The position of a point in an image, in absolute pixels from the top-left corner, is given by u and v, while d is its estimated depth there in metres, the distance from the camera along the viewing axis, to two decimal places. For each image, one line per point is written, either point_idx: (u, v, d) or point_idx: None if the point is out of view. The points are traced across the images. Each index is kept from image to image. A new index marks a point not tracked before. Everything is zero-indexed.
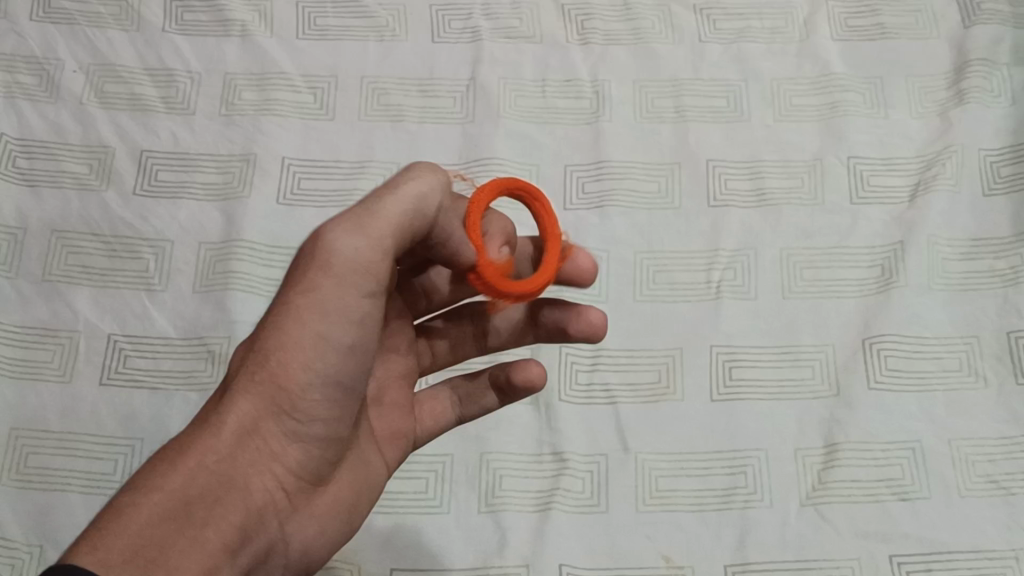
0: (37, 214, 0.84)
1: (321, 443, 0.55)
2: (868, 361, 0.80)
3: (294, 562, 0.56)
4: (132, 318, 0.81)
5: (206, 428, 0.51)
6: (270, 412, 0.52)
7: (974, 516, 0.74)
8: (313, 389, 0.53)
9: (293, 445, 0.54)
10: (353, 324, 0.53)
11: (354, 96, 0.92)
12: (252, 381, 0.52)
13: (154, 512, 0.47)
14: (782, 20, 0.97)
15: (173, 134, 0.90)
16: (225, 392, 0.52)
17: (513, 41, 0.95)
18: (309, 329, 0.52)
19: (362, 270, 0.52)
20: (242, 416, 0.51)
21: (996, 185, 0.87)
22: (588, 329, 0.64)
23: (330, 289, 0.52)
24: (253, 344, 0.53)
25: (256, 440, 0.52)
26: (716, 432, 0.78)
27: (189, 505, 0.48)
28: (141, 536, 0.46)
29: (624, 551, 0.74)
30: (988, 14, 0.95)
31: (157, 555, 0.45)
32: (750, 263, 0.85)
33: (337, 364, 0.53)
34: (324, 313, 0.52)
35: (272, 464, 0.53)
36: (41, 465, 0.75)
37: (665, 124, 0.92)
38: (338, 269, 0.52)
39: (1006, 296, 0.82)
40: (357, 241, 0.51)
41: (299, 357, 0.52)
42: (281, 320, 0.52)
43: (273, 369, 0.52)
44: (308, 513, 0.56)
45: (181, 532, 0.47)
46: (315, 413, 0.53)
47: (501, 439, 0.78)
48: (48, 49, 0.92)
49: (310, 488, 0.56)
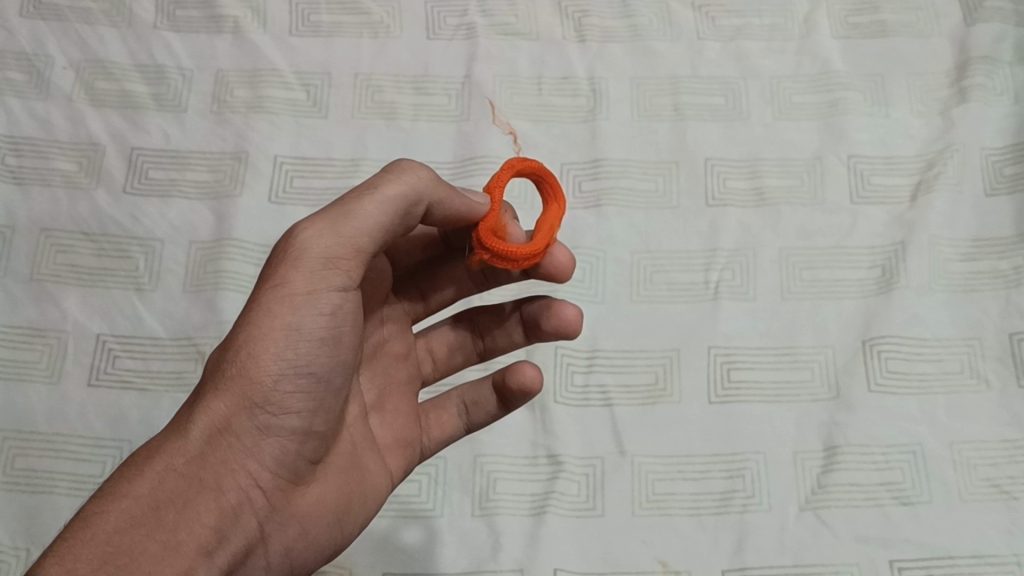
0: (25, 213, 0.83)
1: (300, 440, 0.53)
2: (867, 363, 0.79)
3: (278, 562, 0.55)
4: (122, 318, 0.80)
5: (178, 428, 0.50)
6: (242, 408, 0.51)
7: (975, 521, 0.73)
8: (286, 381, 0.51)
9: (270, 442, 0.52)
10: (323, 315, 0.52)
11: (348, 93, 0.91)
12: (222, 378, 0.51)
13: (122, 519, 0.47)
14: (781, 16, 0.96)
15: (164, 132, 0.89)
16: (198, 391, 0.52)
17: (509, 38, 0.94)
18: (280, 322, 0.51)
19: (333, 265, 0.52)
20: (213, 415, 0.50)
21: (999, 185, 0.86)
22: (560, 326, 0.64)
23: (301, 283, 0.51)
24: (227, 342, 0.52)
25: (228, 438, 0.51)
26: (714, 435, 0.77)
27: (159, 509, 0.48)
28: (109, 543, 0.45)
29: (619, 556, 0.73)
30: (991, 12, 0.93)
31: (126, 562, 0.45)
32: (748, 264, 0.84)
33: (310, 355, 0.52)
34: (294, 306, 0.51)
35: (249, 463, 0.52)
36: (28, 466, 0.74)
37: (663, 122, 0.91)
38: (310, 263, 0.51)
39: (1008, 297, 0.81)
40: (324, 235, 0.51)
41: (270, 351, 0.51)
42: (251, 314, 0.51)
43: (242, 364, 0.50)
44: (291, 512, 0.54)
45: (150, 537, 0.47)
46: (289, 407, 0.52)
47: (496, 442, 0.77)
48: (38, 47, 0.91)
49: (293, 487, 0.54)
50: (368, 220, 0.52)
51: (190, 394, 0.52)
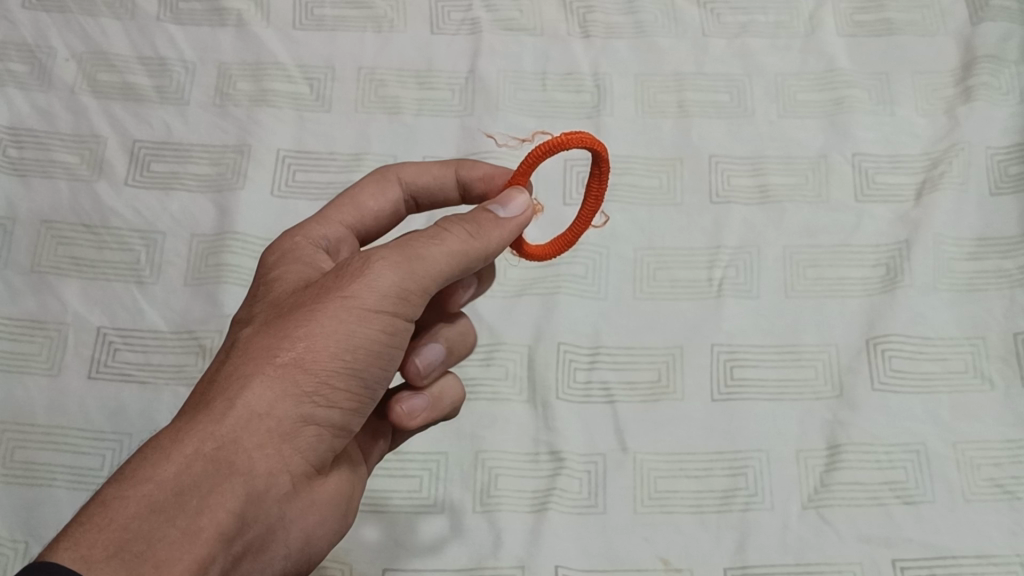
0: (26, 205, 0.83)
1: (335, 437, 0.52)
2: (872, 362, 0.78)
3: (284, 549, 0.53)
4: (123, 311, 0.79)
5: (212, 409, 0.47)
6: (287, 399, 0.48)
7: (979, 521, 0.73)
8: (337, 379, 0.49)
9: (308, 439, 0.50)
10: (385, 332, 0.50)
11: (352, 87, 0.91)
12: (272, 365, 0.48)
13: (143, 504, 0.44)
14: (786, 14, 0.96)
15: (166, 124, 0.88)
16: (237, 370, 0.48)
17: (513, 33, 0.94)
18: (342, 329, 0.49)
19: (404, 295, 0.50)
20: (257, 401, 0.48)
21: (1004, 184, 0.86)
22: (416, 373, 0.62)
23: (371, 299, 0.49)
24: (274, 332, 0.49)
25: (267, 424, 0.48)
26: (717, 433, 0.77)
27: (181, 495, 0.45)
28: (127, 529, 0.43)
29: (620, 553, 0.73)
30: (997, 11, 0.93)
31: (143, 548, 0.43)
32: (752, 262, 0.84)
33: (364, 364, 0.50)
34: (361, 318, 0.49)
35: (284, 452, 0.49)
36: (27, 459, 0.73)
37: (667, 118, 0.91)
38: (384, 284, 0.50)
39: (1012, 297, 0.80)
40: (398, 264, 0.50)
41: (331, 349, 0.49)
42: (313, 316, 0.49)
43: (299, 357, 0.48)
44: (309, 499, 0.53)
45: (172, 523, 0.44)
46: (336, 402, 0.50)
47: (497, 438, 0.76)
48: (40, 38, 0.91)
49: (313, 479, 0.53)
50: (440, 261, 0.51)
51: (223, 372, 0.49)
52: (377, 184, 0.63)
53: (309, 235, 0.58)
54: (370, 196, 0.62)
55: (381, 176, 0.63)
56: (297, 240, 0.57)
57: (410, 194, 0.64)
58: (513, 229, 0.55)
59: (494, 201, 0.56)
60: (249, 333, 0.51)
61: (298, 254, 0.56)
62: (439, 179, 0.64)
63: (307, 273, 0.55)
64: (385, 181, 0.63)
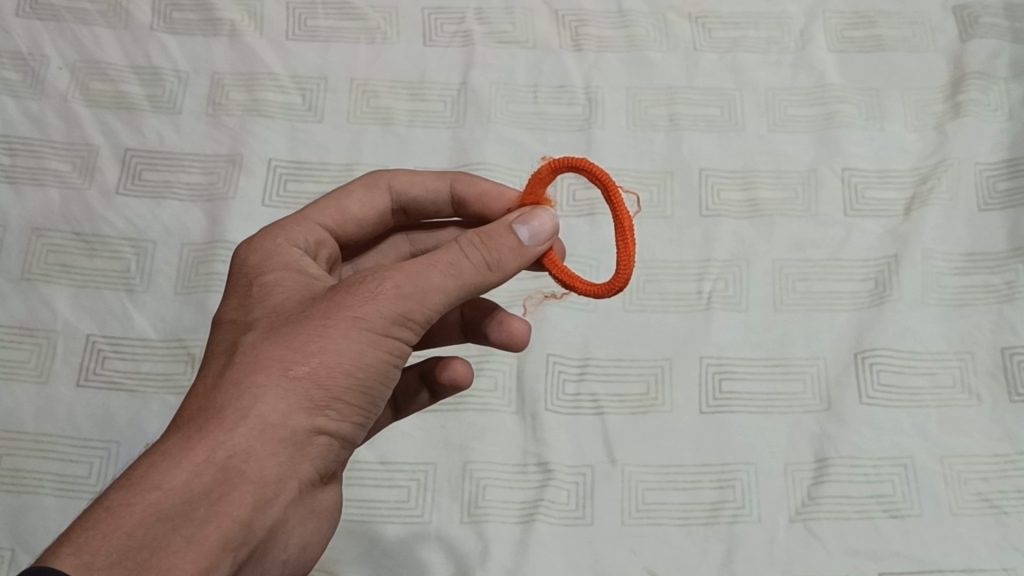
0: (17, 213, 0.83)
1: (341, 449, 0.51)
2: (859, 376, 0.79)
3: (283, 557, 0.53)
4: (112, 319, 0.79)
5: (222, 418, 0.47)
6: (297, 413, 0.48)
7: (965, 535, 0.73)
8: (347, 394, 0.49)
9: (315, 452, 0.49)
10: (397, 347, 0.50)
11: (343, 98, 0.91)
12: (285, 379, 0.47)
13: (150, 511, 0.44)
14: (778, 30, 0.96)
15: (159, 133, 0.89)
16: (246, 378, 0.48)
17: (505, 45, 0.95)
18: (355, 346, 0.48)
19: (420, 310, 0.50)
20: (269, 412, 0.47)
21: (993, 200, 0.86)
22: (453, 381, 0.65)
23: (386, 317, 0.49)
24: (280, 341, 0.49)
25: (279, 435, 0.47)
26: (705, 445, 0.77)
27: (190, 503, 0.45)
28: (134, 536, 0.43)
29: (608, 565, 0.73)
30: (986, 28, 0.94)
31: (148, 556, 0.43)
32: (741, 276, 0.84)
33: (374, 380, 0.50)
34: (373, 338, 0.49)
35: (294, 463, 0.48)
36: (15, 466, 0.73)
37: (658, 132, 0.91)
38: (399, 300, 0.49)
39: (1000, 312, 0.81)
40: (416, 282, 0.50)
41: (343, 366, 0.48)
42: (325, 331, 0.48)
43: (312, 372, 0.48)
44: (310, 510, 0.54)
45: (178, 532, 0.44)
46: (346, 415, 0.50)
47: (486, 449, 0.76)
48: (34, 46, 0.91)
49: (314, 492, 0.53)
50: (457, 278, 0.51)
51: (230, 378, 0.48)
52: (367, 189, 0.63)
53: (289, 238, 0.57)
54: (358, 202, 0.62)
55: (371, 181, 0.63)
56: (281, 246, 0.56)
57: (399, 201, 0.64)
58: (529, 257, 0.54)
59: (519, 217, 0.54)
60: (253, 337, 0.50)
61: (288, 259, 0.55)
62: (432, 190, 0.65)
63: (306, 285, 0.53)
64: (376, 187, 0.63)
